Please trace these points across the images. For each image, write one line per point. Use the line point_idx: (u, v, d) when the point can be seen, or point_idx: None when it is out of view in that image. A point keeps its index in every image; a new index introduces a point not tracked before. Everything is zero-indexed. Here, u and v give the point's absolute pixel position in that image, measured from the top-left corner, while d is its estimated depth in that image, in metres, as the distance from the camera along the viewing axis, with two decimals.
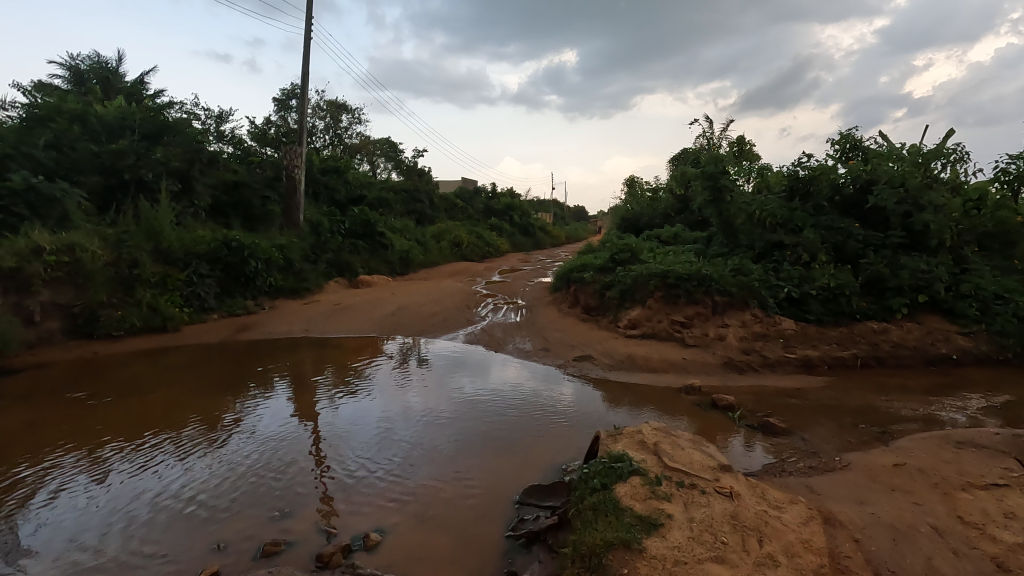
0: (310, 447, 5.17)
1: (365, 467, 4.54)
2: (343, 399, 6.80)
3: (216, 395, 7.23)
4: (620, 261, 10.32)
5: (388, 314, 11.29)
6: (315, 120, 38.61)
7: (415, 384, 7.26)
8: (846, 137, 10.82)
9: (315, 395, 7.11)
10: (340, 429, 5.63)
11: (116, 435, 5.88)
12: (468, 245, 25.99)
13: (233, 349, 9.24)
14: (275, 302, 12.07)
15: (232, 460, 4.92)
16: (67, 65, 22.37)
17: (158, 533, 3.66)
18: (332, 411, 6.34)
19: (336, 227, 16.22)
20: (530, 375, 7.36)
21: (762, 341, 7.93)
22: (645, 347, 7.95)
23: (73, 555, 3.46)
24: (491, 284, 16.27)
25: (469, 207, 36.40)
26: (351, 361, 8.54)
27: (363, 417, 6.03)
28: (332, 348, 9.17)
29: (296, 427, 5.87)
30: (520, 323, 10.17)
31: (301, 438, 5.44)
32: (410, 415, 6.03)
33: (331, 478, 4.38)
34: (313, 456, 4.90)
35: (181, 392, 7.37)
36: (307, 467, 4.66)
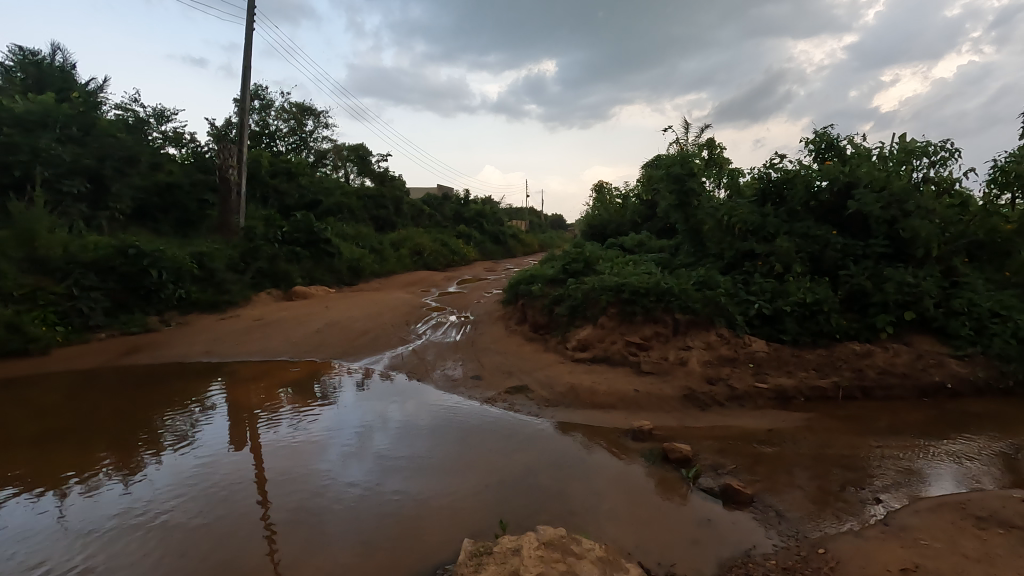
0: (244, 477, 4.63)
1: (328, 491, 4.30)
2: (308, 409, 6.30)
3: (72, 430, 5.87)
4: (573, 272, 9.12)
5: (312, 330, 9.85)
6: (278, 123, 37.05)
7: (316, 420, 5.93)
8: (822, 135, 9.81)
9: (257, 417, 6.16)
10: (313, 441, 5.35)
11: None
12: (432, 254, 24.59)
13: (103, 378, 7.66)
14: (186, 317, 10.61)
15: (60, 535, 3.83)
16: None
17: None
18: (286, 431, 5.64)
19: (272, 233, 14.76)
20: (494, 396, 6.35)
21: (730, 367, 6.76)
22: (593, 374, 6.72)
23: None
24: (445, 296, 14.92)
25: (438, 214, 35.01)
26: (233, 394, 6.93)
27: (341, 426, 5.71)
28: (222, 378, 7.56)
29: (116, 493, 4.44)
30: (459, 343, 8.88)
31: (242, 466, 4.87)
32: (393, 423, 5.69)
33: (287, 502, 4.14)
34: (278, 473, 4.65)
35: (33, 426, 6.03)
36: (234, 504, 4.17)
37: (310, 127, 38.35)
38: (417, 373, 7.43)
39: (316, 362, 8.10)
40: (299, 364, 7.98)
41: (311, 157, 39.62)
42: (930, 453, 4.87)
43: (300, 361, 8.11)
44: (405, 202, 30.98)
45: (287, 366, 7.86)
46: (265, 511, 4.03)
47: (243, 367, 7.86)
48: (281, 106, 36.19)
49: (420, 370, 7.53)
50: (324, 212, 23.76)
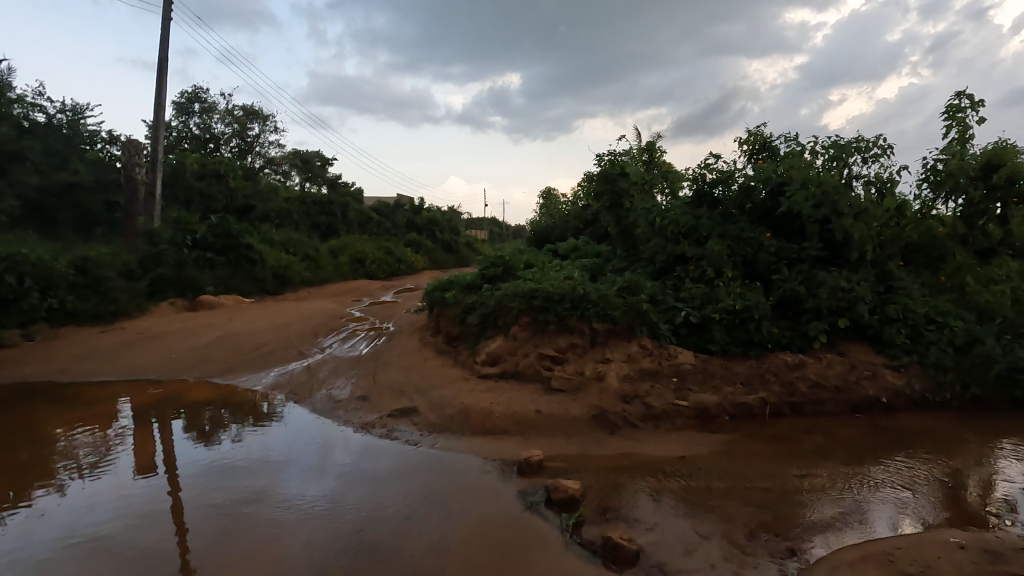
0: (115, 520, 3.82)
1: (259, 520, 3.70)
2: (249, 428, 5.54)
3: None
4: (491, 278, 8.28)
5: (199, 344, 8.68)
6: (221, 126, 35.27)
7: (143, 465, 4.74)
8: (755, 134, 9.30)
9: (177, 435, 5.39)
10: (251, 463, 4.69)
11: None
12: (375, 261, 23.44)
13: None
14: (57, 331, 9.27)
15: None
16: None
17: None
18: (232, 449, 5.03)
19: (181, 236, 13.44)
20: (415, 409, 5.56)
21: (650, 381, 6.02)
22: (496, 392, 5.87)
23: None
24: (373, 305, 13.85)
25: (388, 222, 33.77)
26: (46, 424, 5.55)
27: (296, 441, 5.09)
28: (51, 401, 6.16)
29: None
30: (362, 357, 7.90)
31: (154, 496, 4.16)
32: (355, 436, 5.11)
33: (210, 534, 3.56)
34: (205, 501, 4.03)
35: None
36: (111, 552, 3.42)
37: (255, 131, 36.69)
38: (299, 394, 6.40)
39: (180, 383, 6.84)
40: (157, 385, 6.70)
41: (256, 163, 37.88)
42: (860, 482, 4.21)
43: (161, 381, 6.85)
44: (352, 208, 29.66)
45: (140, 389, 6.57)
46: (182, 546, 3.44)
47: (103, 385, 6.69)
48: (223, 108, 34.47)
49: (304, 390, 6.50)
50: (258, 217, 22.34)
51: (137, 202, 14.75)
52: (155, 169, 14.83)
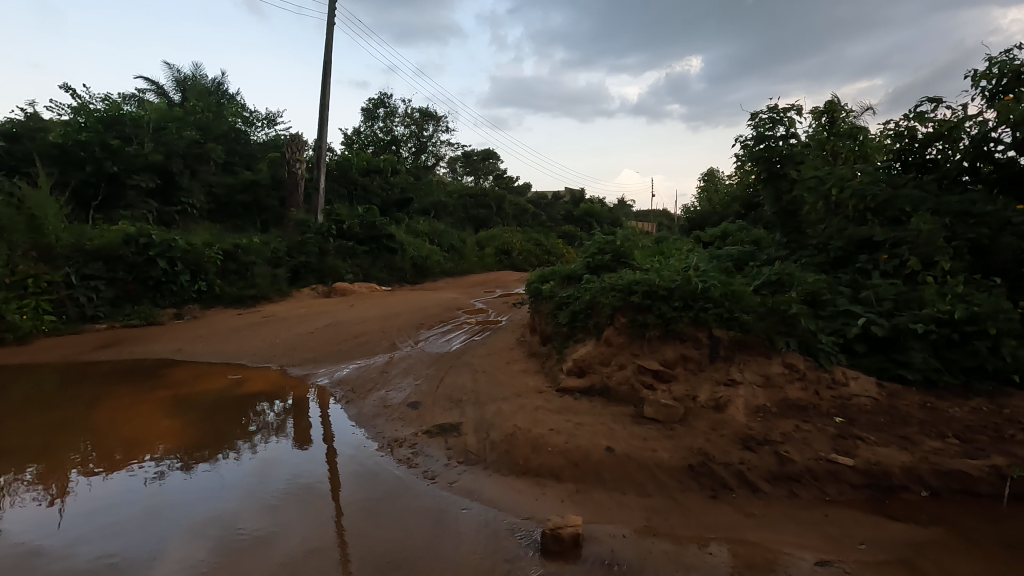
0: (331, 459, 4.14)
1: (411, 494, 3.51)
2: (413, 394, 5.38)
3: (154, 399, 5.68)
4: (596, 268, 6.78)
5: (303, 333, 8.63)
6: (400, 128, 37.93)
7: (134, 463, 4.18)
8: (1001, 62, 6.32)
9: (354, 399, 5.51)
10: (413, 425, 4.59)
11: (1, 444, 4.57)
12: (523, 253, 22.87)
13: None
14: (205, 311, 10.08)
15: (212, 479, 3.90)
16: (155, 85, 23.86)
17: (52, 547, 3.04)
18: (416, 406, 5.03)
19: (327, 227, 14.13)
20: (516, 411, 4.62)
21: (794, 419, 4.07)
22: (566, 414, 4.45)
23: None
24: (499, 296, 13.07)
25: (544, 214, 33.12)
26: (138, 403, 5.55)
27: (469, 407, 4.85)
28: (129, 386, 6.22)
29: (115, 485, 3.83)
30: (447, 355, 7.02)
31: (358, 443, 4.41)
32: (531, 406, 4.70)
33: (369, 496, 3.50)
34: (366, 464, 3.99)
35: (145, 386, 6.15)
36: (324, 483, 3.74)
37: (429, 132, 39.01)
38: (355, 393, 5.70)
39: (255, 375, 6.66)
40: (232, 376, 6.60)
41: (429, 161, 40.10)
42: None
43: (239, 372, 6.77)
44: (508, 199, 29.53)
45: (210, 379, 6.45)
46: (335, 511, 3.32)
47: (210, 367, 6.89)
48: (403, 112, 37.11)
49: (359, 390, 5.75)
50: (416, 210, 23.22)
51: (298, 196, 15.96)
52: (320, 168, 16.38)
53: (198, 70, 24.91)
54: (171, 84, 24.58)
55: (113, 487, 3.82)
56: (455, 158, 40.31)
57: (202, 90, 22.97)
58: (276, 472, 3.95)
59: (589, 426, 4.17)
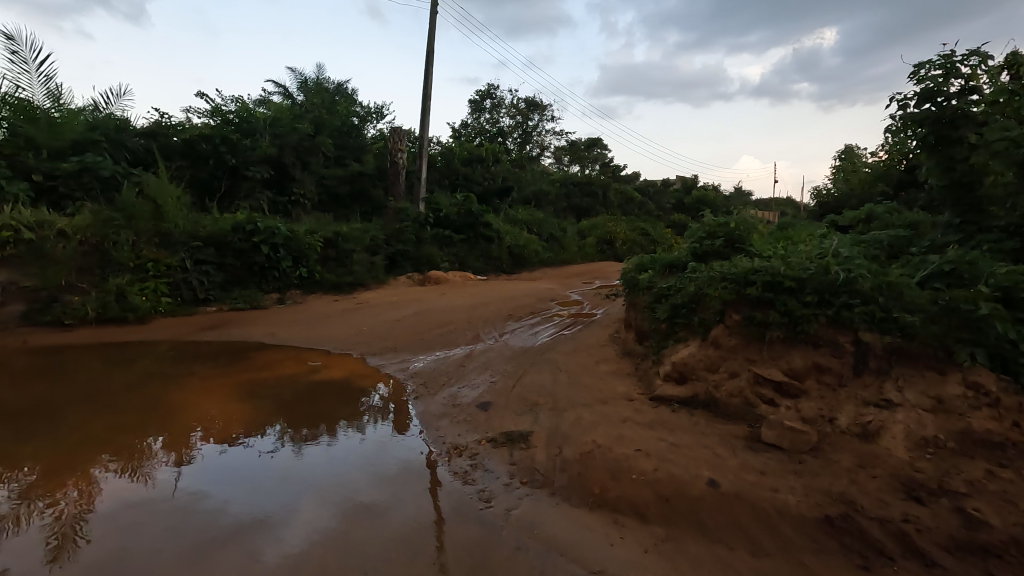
0: (444, 438, 4.06)
1: (460, 521, 2.94)
2: (502, 388, 4.92)
3: (267, 383, 5.87)
4: (704, 255, 5.75)
5: (389, 322, 8.45)
6: (506, 119, 37.83)
7: (242, 440, 4.40)
8: None
9: (432, 393, 5.07)
10: (506, 421, 4.16)
11: (141, 423, 4.93)
12: (627, 243, 21.62)
13: (118, 368, 6.95)
14: (305, 297, 10.35)
15: (333, 454, 3.99)
16: (281, 88, 25.67)
17: (194, 508, 3.30)
18: (512, 398, 4.63)
19: (424, 215, 14.11)
20: (599, 420, 3.89)
21: (984, 462, 2.93)
22: (660, 431, 3.63)
23: (148, 503, 3.39)
24: (596, 288, 12.19)
25: (651, 203, 31.30)
26: (256, 386, 5.79)
27: (564, 406, 4.33)
28: (228, 368, 6.46)
29: (233, 459, 4.04)
30: (530, 350, 6.40)
31: (467, 423, 4.25)
32: (623, 415, 3.97)
33: (476, 480, 3.35)
34: (474, 444, 3.83)
35: (267, 364, 6.46)
36: (437, 462, 3.66)
37: (534, 121, 38.54)
38: (425, 388, 5.25)
39: (339, 361, 6.65)
40: (319, 360, 6.63)
41: (534, 151, 39.65)
42: None
43: (323, 357, 6.78)
44: (613, 187, 28.22)
45: (292, 363, 6.47)
46: (435, 489, 3.29)
47: (301, 353, 6.88)
48: (508, 102, 36.95)
49: (430, 386, 5.28)
50: (517, 199, 22.83)
51: (399, 185, 16.17)
52: (422, 156, 16.44)
53: (318, 71, 26.40)
54: (295, 85, 26.31)
55: (233, 460, 4.04)
56: (560, 147, 39.50)
57: (320, 89, 24.27)
58: (377, 450, 3.99)
59: (683, 450, 3.31)
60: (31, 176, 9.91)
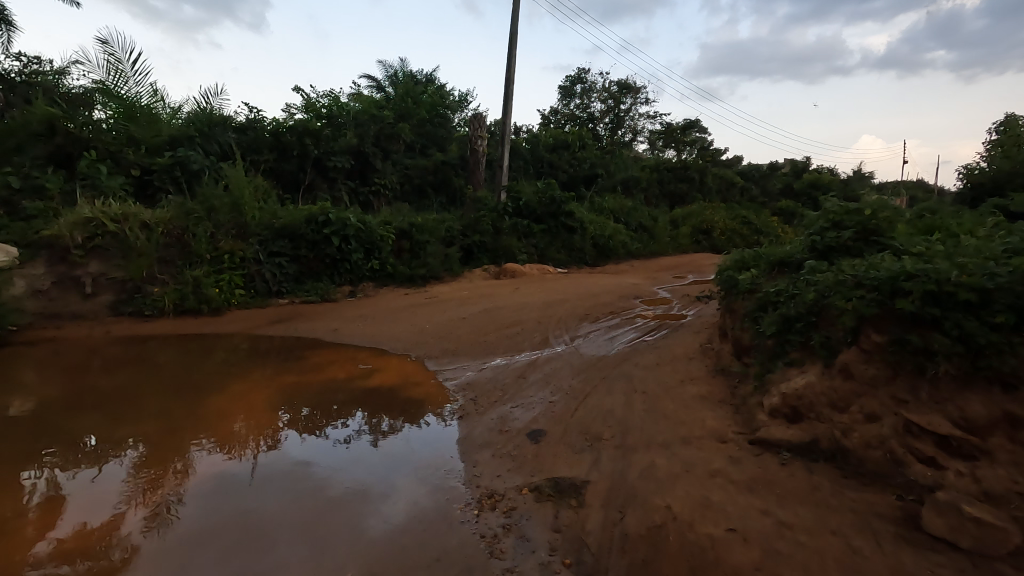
0: (538, 418, 4.01)
1: None
2: (571, 406, 4.16)
3: (334, 379, 5.67)
4: (830, 250, 4.46)
5: (454, 319, 7.85)
6: (597, 104, 36.23)
7: (323, 431, 4.47)
8: None
9: (484, 412, 4.32)
10: (567, 451, 3.45)
11: (217, 413, 4.95)
12: (727, 233, 19.70)
13: (192, 358, 6.95)
14: (377, 289, 10.10)
15: (431, 432, 4.14)
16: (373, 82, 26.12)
17: (310, 478, 3.65)
18: (588, 414, 3.96)
19: (503, 205, 13.46)
20: (679, 472, 2.98)
21: None
22: (765, 500, 2.68)
23: (272, 470, 3.80)
24: (686, 284, 10.92)
25: (756, 188, 28.55)
26: (326, 382, 5.59)
27: (642, 436, 3.48)
28: (297, 362, 6.39)
29: (313, 445, 4.19)
30: (603, 361, 5.48)
31: (557, 409, 4.15)
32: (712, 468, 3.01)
33: (569, 461, 3.32)
34: (563, 429, 3.76)
35: (342, 359, 6.33)
36: (530, 439, 3.66)
37: (627, 105, 36.63)
38: (475, 406, 4.50)
39: (397, 363, 6.18)
40: (379, 360, 6.28)
41: (627, 136, 37.73)
42: None
43: (379, 357, 6.41)
44: (711, 172, 26.03)
45: (349, 363, 6.18)
46: (526, 468, 3.31)
47: (359, 356, 6.42)
48: (600, 86, 35.38)
49: (481, 405, 4.51)
50: (605, 187, 21.59)
51: (478, 174, 15.64)
52: (503, 142, 15.80)
53: (408, 63, 26.56)
54: (386, 78, 26.68)
55: (313, 446, 4.19)
56: (654, 132, 37.28)
57: (408, 80, 24.37)
58: (472, 427, 4.10)
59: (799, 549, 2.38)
60: (131, 171, 10.48)
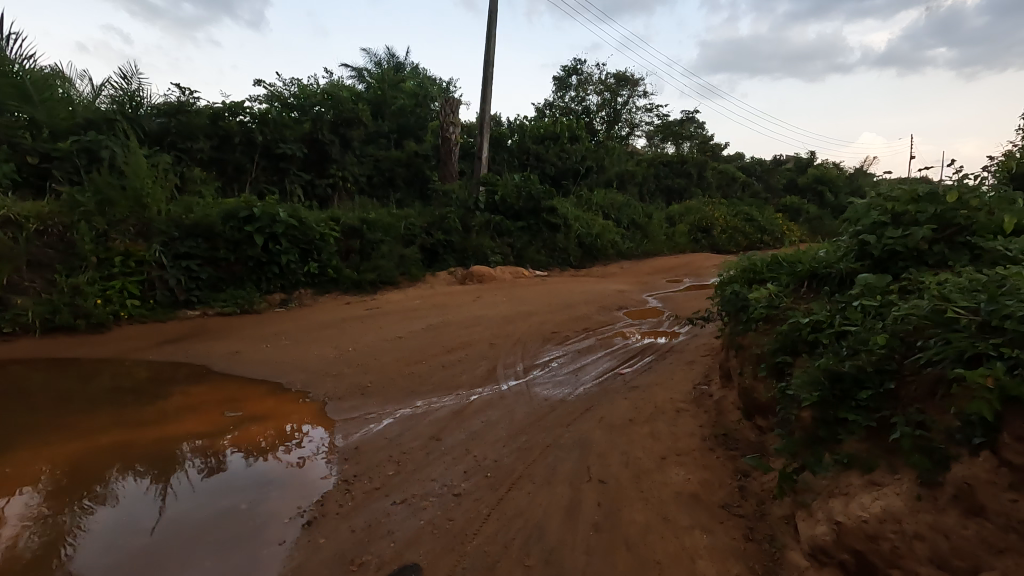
0: (526, 438, 3.41)
1: None
2: (510, 502, 2.68)
3: (255, 407, 4.46)
4: (891, 257, 2.89)
5: (388, 337, 6.28)
6: (593, 97, 34.57)
7: (276, 449, 3.69)
8: None
9: (358, 523, 2.67)
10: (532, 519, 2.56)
11: (125, 432, 3.96)
12: (728, 230, 18.13)
13: (37, 386, 5.30)
14: (315, 297, 8.56)
15: (413, 435, 3.66)
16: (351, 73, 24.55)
17: (297, 471, 3.32)
18: (548, 498, 2.69)
19: (474, 199, 11.91)
20: None
21: None
22: None
23: (255, 464, 3.46)
24: (681, 291, 9.36)
25: (759, 184, 26.91)
26: (237, 415, 4.29)
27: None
28: (164, 402, 4.70)
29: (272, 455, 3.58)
30: (563, 414, 3.79)
31: (549, 430, 3.50)
32: None
33: (566, 486, 2.78)
34: (560, 450, 3.17)
35: (240, 393, 4.85)
36: (524, 456, 3.14)
37: (625, 98, 35.00)
38: (339, 502, 2.86)
39: (290, 407, 4.45)
40: (261, 404, 4.53)
41: (623, 131, 36.13)
42: None
43: (269, 395, 4.76)
44: (712, 165, 24.41)
45: (221, 409, 4.46)
46: (519, 482, 2.84)
47: (242, 395, 4.76)
48: (595, 78, 33.74)
49: (348, 501, 2.85)
50: (596, 181, 20.00)
51: (451, 165, 14.05)
52: (481, 132, 14.24)
53: (391, 53, 25.04)
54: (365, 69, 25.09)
55: (263, 463, 3.48)
56: (652, 126, 35.63)
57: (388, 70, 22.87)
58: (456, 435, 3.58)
59: None
60: (26, 158, 8.94)
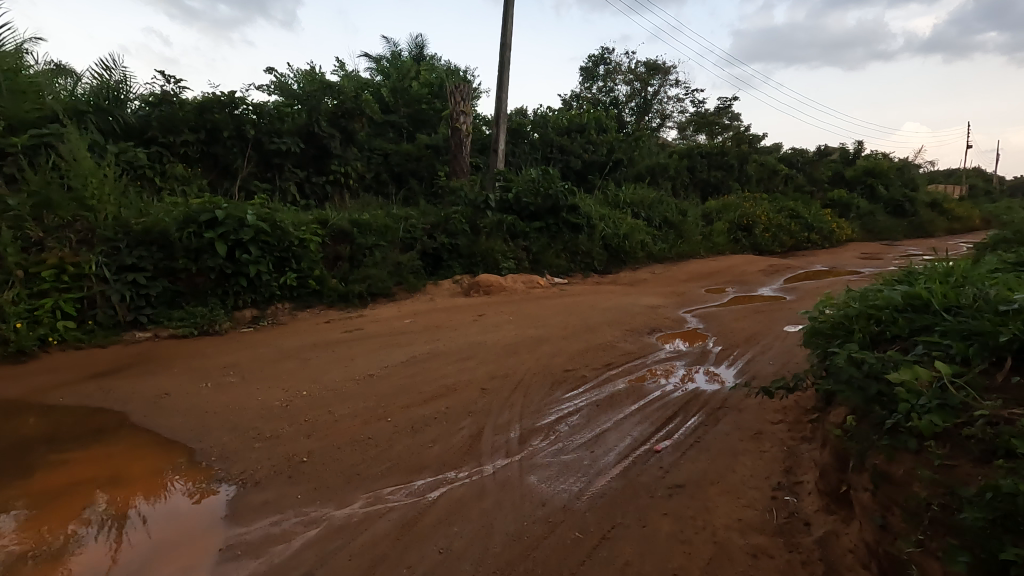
0: (536, 538, 2.53)
1: None
2: None
3: (224, 450, 3.73)
4: None
5: (357, 374, 4.97)
6: (622, 87, 32.67)
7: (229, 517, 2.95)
8: None
9: None
10: None
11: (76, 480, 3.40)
12: (773, 229, 16.29)
13: None
14: (293, 313, 7.34)
15: (379, 532, 2.68)
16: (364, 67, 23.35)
17: (248, 556, 2.60)
18: None
19: (484, 197, 10.54)
20: None
21: None
22: None
23: (203, 539, 2.76)
24: (726, 307, 7.81)
25: (803, 177, 24.73)
26: (196, 465, 3.57)
27: None
28: (27, 478, 3.47)
29: (222, 528, 2.85)
30: (562, 551, 2.44)
31: (568, 521, 2.63)
32: None
33: None
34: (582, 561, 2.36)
35: (158, 456, 3.73)
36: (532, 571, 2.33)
37: (655, 88, 33.00)
38: None
39: (175, 502, 3.15)
40: (140, 495, 3.24)
41: (654, 122, 34.12)
42: None
43: (164, 472, 3.48)
44: (752, 157, 22.41)
45: (86, 499, 3.18)
46: None
47: (133, 471, 3.52)
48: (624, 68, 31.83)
49: None
50: (625, 176, 18.36)
51: (462, 160, 12.68)
52: (496, 126, 12.81)
53: (406, 45, 23.75)
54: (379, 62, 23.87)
55: (208, 540, 2.76)
56: (685, 117, 33.61)
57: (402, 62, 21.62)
58: (446, 523, 2.70)
59: None
60: None
